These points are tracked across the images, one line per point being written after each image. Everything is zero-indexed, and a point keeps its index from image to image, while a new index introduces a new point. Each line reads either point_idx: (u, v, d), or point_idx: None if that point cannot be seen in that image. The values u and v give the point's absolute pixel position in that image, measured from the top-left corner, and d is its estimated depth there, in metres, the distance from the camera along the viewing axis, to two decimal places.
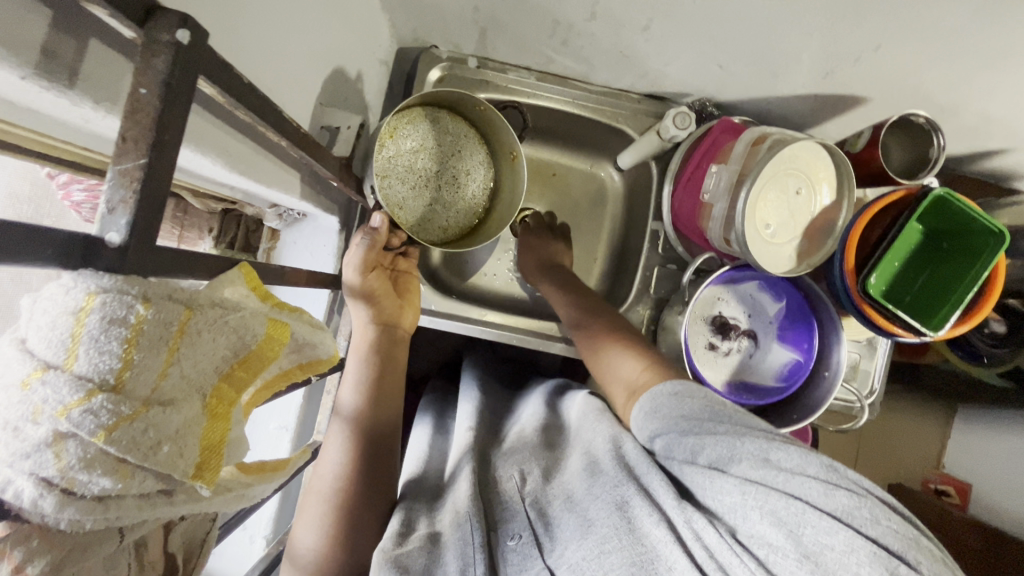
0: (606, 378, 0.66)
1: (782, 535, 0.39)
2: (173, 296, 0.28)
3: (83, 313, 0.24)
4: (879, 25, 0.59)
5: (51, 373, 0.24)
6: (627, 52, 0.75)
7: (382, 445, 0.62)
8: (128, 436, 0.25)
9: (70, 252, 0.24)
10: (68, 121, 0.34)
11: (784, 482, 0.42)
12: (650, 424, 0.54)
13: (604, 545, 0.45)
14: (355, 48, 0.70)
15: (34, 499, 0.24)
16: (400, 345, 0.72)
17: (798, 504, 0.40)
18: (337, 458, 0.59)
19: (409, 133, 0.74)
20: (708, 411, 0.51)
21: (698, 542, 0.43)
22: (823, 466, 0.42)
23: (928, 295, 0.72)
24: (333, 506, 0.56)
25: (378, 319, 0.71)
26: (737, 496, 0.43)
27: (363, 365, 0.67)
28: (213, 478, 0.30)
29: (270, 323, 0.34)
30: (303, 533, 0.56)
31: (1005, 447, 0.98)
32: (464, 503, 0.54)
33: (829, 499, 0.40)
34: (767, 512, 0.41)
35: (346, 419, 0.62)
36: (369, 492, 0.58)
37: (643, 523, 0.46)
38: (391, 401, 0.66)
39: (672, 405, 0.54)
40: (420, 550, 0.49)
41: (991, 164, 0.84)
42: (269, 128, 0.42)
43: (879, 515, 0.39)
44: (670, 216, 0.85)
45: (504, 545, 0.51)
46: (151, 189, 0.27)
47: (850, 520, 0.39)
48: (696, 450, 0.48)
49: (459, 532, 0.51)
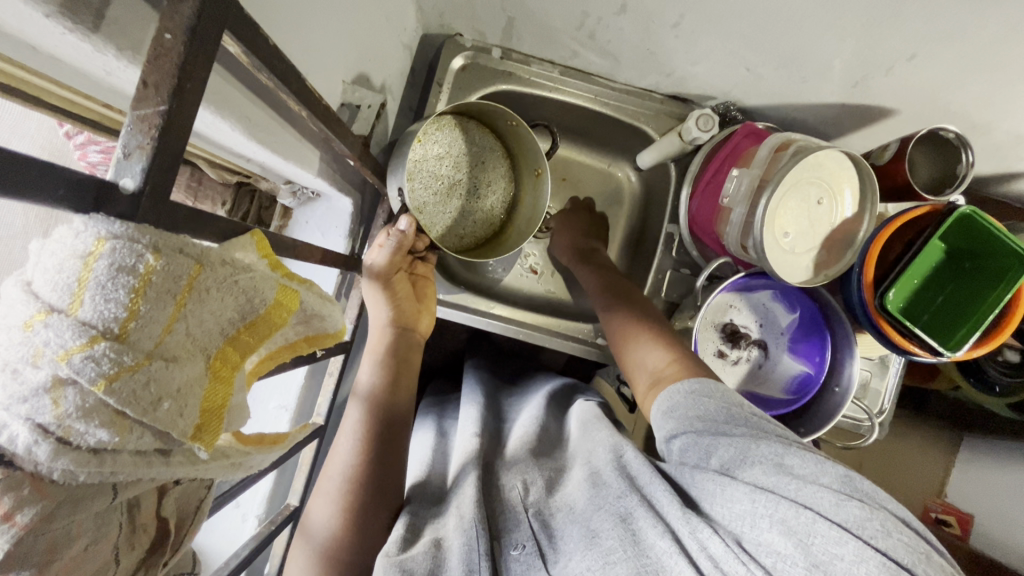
0: (631, 368, 0.65)
1: (792, 543, 0.38)
2: (183, 250, 0.27)
3: (91, 258, 0.23)
4: (915, 36, 0.58)
5: (54, 317, 0.23)
6: (654, 49, 0.74)
7: (398, 430, 0.62)
8: (128, 388, 0.24)
9: (83, 195, 0.23)
10: (89, 72, 0.34)
11: (795, 491, 0.40)
12: (666, 424, 0.53)
13: (609, 556, 0.44)
14: (382, 30, 0.69)
15: (29, 445, 0.23)
16: (416, 349, 0.70)
17: (808, 514, 0.38)
18: (353, 440, 0.59)
19: (437, 139, 0.73)
20: (724, 413, 0.50)
21: (703, 552, 0.42)
22: (840, 477, 0.41)
23: (946, 314, 0.71)
24: (344, 492, 0.56)
25: (397, 320, 0.70)
26: (747, 504, 0.42)
27: (380, 360, 0.66)
28: (212, 442, 0.29)
29: (280, 289, 0.34)
30: (315, 514, 0.56)
31: (1012, 478, 0.96)
32: (470, 507, 0.53)
33: (839, 510, 0.38)
34: (777, 521, 0.39)
35: (364, 401, 0.63)
36: (382, 480, 0.57)
37: (648, 535, 0.45)
38: (409, 393, 0.67)
39: (687, 404, 0.52)
40: (425, 556, 0.48)
41: (1017, 187, 0.82)
42: (290, 97, 0.42)
43: (891, 528, 0.37)
44: (687, 220, 0.84)
45: (507, 555, 0.50)
46: (169, 137, 0.26)
47: (861, 531, 0.37)
48: (711, 451, 0.47)
49: (463, 537, 0.49)
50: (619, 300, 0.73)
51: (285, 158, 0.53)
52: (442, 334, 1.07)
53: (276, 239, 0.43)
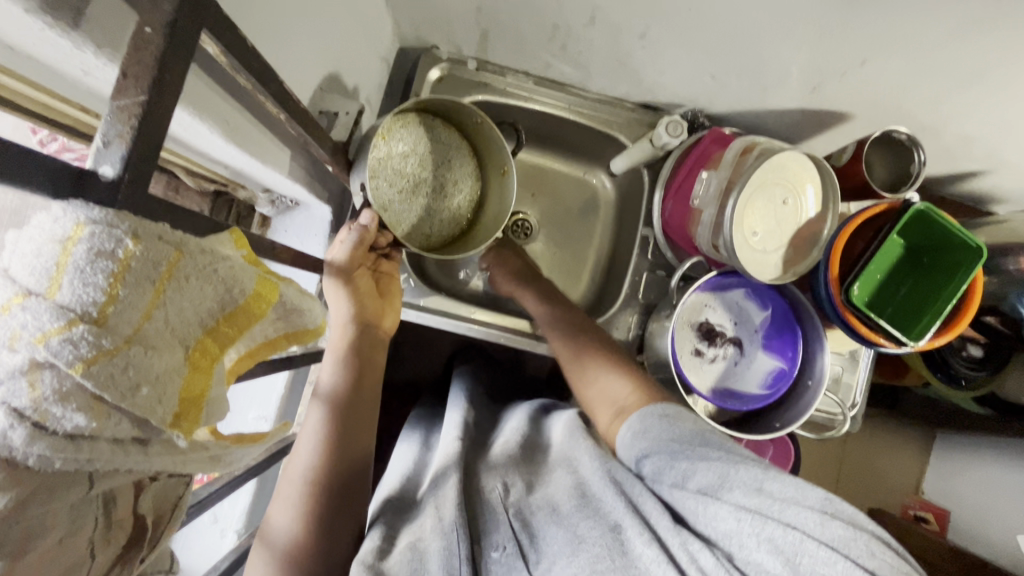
0: (592, 398, 0.66)
1: (780, 563, 0.40)
2: (163, 237, 0.27)
3: (70, 242, 0.23)
4: (864, 42, 0.62)
5: (32, 300, 0.23)
6: (624, 59, 0.77)
7: (361, 435, 0.61)
8: (106, 372, 0.25)
9: (59, 182, 0.24)
10: (67, 73, 0.34)
11: (780, 512, 0.42)
12: (638, 443, 0.55)
13: (595, 564, 0.45)
14: (359, 42, 0.71)
15: (4, 430, 0.23)
16: (378, 347, 0.67)
17: (796, 533, 0.41)
18: (316, 442, 0.58)
19: (402, 136, 0.73)
20: (698, 437, 0.52)
21: (693, 564, 0.43)
22: (819, 499, 0.43)
23: (907, 308, 0.74)
24: (306, 495, 0.55)
25: (358, 317, 0.66)
26: (733, 523, 0.43)
27: (342, 357, 0.62)
28: (190, 430, 0.29)
29: (259, 280, 0.34)
30: (276, 515, 0.55)
31: (985, 473, 1.02)
32: (449, 509, 0.53)
33: (825, 530, 0.41)
34: (765, 540, 0.41)
35: (325, 403, 0.60)
36: (348, 481, 0.57)
37: (635, 544, 0.45)
38: (374, 395, 0.64)
39: (660, 428, 0.54)
40: (402, 563, 0.47)
41: (968, 186, 0.87)
42: (269, 99, 0.43)
43: (875, 548, 0.40)
44: (660, 223, 0.86)
45: (487, 557, 0.49)
46: (149, 128, 0.27)
47: (847, 550, 0.40)
48: (687, 474, 0.49)
49: (442, 540, 0.49)
50: (574, 333, 0.74)
51: (264, 163, 0.53)
52: (424, 345, 1.07)
53: (255, 239, 0.43)
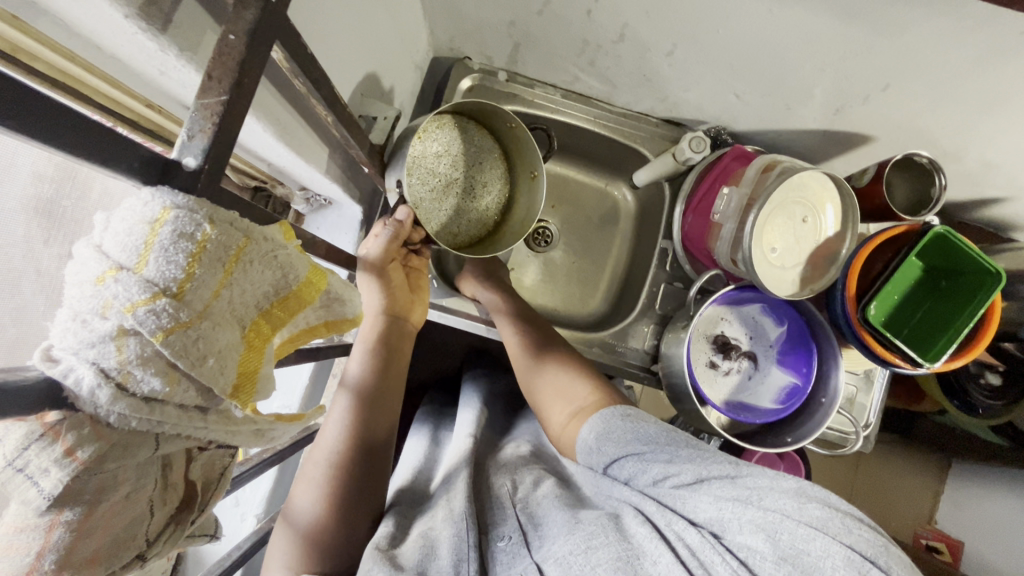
0: (550, 398, 0.67)
1: (762, 539, 0.41)
2: (233, 224, 0.30)
3: (159, 224, 0.26)
4: (887, 66, 0.63)
5: (124, 273, 0.26)
6: (650, 75, 0.79)
7: (381, 424, 0.63)
8: (181, 342, 0.27)
9: (149, 169, 0.27)
10: (145, 72, 0.38)
11: (759, 500, 0.44)
12: (605, 449, 0.55)
13: (591, 540, 0.44)
14: (397, 50, 0.74)
15: (92, 388, 0.25)
16: (406, 340, 0.71)
17: (776, 514, 0.42)
18: (343, 429, 0.59)
19: (437, 137, 0.76)
20: (665, 435, 0.53)
21: (680, 542, 0.44)
22: (793, 487, 0.44)
23: (925, 330, 0.75)
24: (332, 474, 0.57)
25: (388, 309, 0.70)
26: (713, 511, 0.45)
27: (372, 347, 0.66)
28: (247, 402, 0.32)
29: (311, 268, 0.37)
30: (298, 498, 0.57)
31: (1002, 503, 1.00)
32: (458, 503, 0.55)
33: (804, 512, 0.42)
34: (747, 523, 0.43)
35: (352, 392, 0.62)
36: (367, 468, 0.59)
37: (630, 526, 0.46)
38: (398, 381, 0.67)
39: (622, 428, 0.55)
40: (415, 548, 0.49)
41: (989, 212, 0.88)
42: (320, 102, 0.46)
43: (852, 526, 0.41)
44: (680, 236, 0.88)
45: (494, 547, 0.51)
46: (227, 124, 0.29)
47: (826, 529, 0.41)
48: (664, 475, 0.50)
49: (453, 529, 0.51)
50: (541, 333, 0.75)
51: (308, 161, 0.56)
52: (441, 346, 1.09)
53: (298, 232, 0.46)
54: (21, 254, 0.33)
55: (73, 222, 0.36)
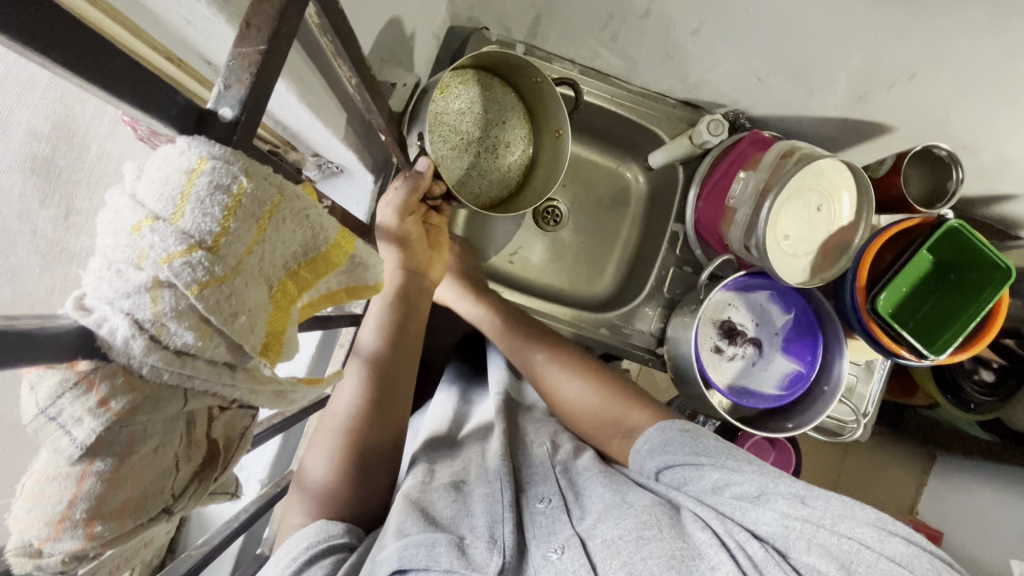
0: (598, 420, 0.68)
1: (836, 566, 0.41)
2: (268, 179, 0.30)
3: (195, 174, 0.25)
4: (918, 53, 0.63)
5: (160, 224, 0.26)
6: (673, 54, 0.78)
7: (398, 391, 0.62)
8: (214, 297, 0.27)
9: (186, 117, 0.26)
10: (170, 21, 0.37)
11: (832, 524, 0.45)
12: (658, 457, 0.56)
13: (643, 531, 0.44)
14: (417, 16, 0.72)
15: (127, 338, 0.25)
16: (425, 296, 0.70)
17: (853, 543, 0.43)
18: (357, 395, 0.59)
19: (459, 93, 0.75)
20: (723, 449, 0.54)
21: (741, 551, 0.43)
22: (871, 517, 0.45)
23: (932, 321, 0.75)
24: (343, 440, 0.57)
25: (407, 265, 0.69)
26: (777, 526, 0.45)
27: (389, 307, 0.64)
28: (275, 359, 0.32)
29: (340, 232, 0.36)
30: (312, 461, 0.57)
31: (985, 496, 1.03)
32: (495, 461, 0.57)
33: (885, 545, 0.43)
34: (816, 545, 0.43)
35: (365, 361, 0.61)
36: (380, 437, 0.59)
37: (688, 526, 0.46)
38: (416, 344, 0.66)
39: (681, 441, 0.56)
40: (448, 502, 0.51)
41: (1000, 209, 0.88)
42: (345, 63, 0.45)
43: (938, 566, 0.42)
44: (692, 221, 0.88)
45: (532, 507, 0.52)
46: (264, 75, 0.28)
47: (910, 567, 0.41)
48: (720, 484, 0.51)
49: (488, 487, 0.53)
50: (568, 348, 0.75)
51: (327, 126, 0.55)
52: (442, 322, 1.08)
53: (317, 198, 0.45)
54: (16, 216, 0.29)
55: (69, 184, 0.32)
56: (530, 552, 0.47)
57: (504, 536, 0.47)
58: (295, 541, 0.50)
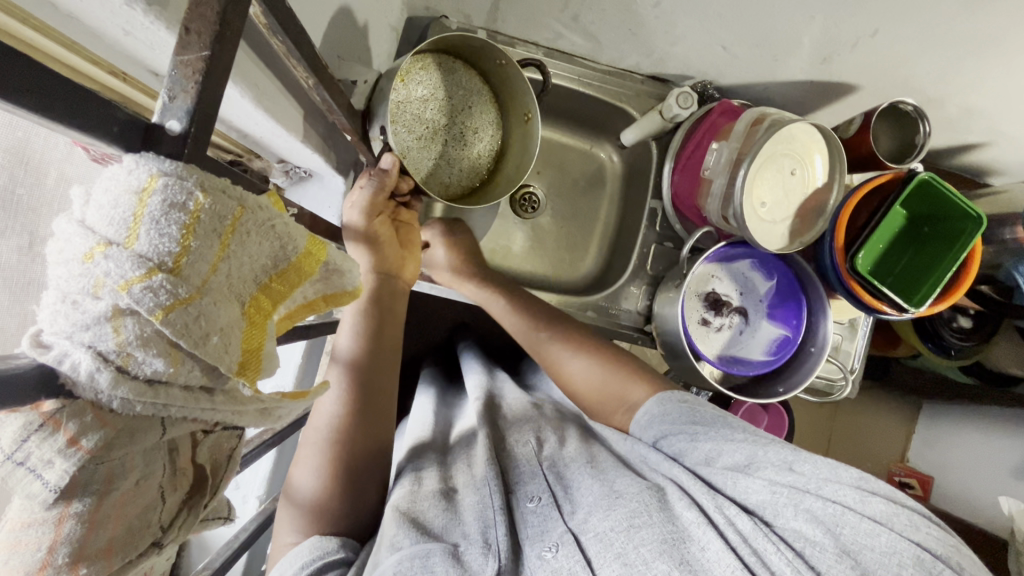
0: (592, 391, 0.69)
1: (822, 531, 0.42)
2: (226, 192, 0.28)
3: (146, 193, 0.24)
4: (878, 9, 0.63)
5: (114, 249, 0.24)
6: (636, 29, 0.77)
7: (379, 393, 0.61)
8: (182, 320, 0.26)
9: (129, 134, 0.25)
10: (106, 33, 0.34)
11: (816, 488, 0.45)
12: (657, 426, 0.58)
13: (633, 519, 0.44)
14: (372, 9, 0.70)
15: (91, 372, 0.24)
16: (400, 298, 0.68)
17: (836, 507, 0.43)
18: (338, 404, 0.58)
19: (421, 79, 0.73)
20: (719, 420, 0.55)
21: (731, 526, 0.43)
22: (856, 478, 0.45)
23: (910, 274, 0.76)
24: (331, 449, 0.56)
25: (379, 267, 0.67)
26: (766, 494, 0.46)
27: (363, 310, 0.63)
28: (255, 378, 0.30)
29: (309, 239, 0.35)
30: (301, 475, 0.56)
31: (970, 438, 1.06)
32: (482, 465, 0.56)
33: (866, 505, 0.43)
34: (802, 511, 0.43)
35: (344, 365, 0.61)
36: (367, 441, 0.58)
37: (676, 506, 0.46)
38: (393, 347, 0.65)
39: (680, 411, 0.57)
40: (438, 509, 0.50)
41: (969, 158, 0.89)
42: (300, 63, 0.43)
43: (920, 522, 0.42)
44: (668, 196, 0.88)
45: (524, 508, 0.51)
46: (211, 83, 0.27)
47: (890, 524, 0.41)
48: (713, 454, 0.51)
49: (477, 495, 0.52)
50: (551, 320, 0.76)
51: (288, 130, 0.53)
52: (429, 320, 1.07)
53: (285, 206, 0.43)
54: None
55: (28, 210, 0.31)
56: (525, 552, 0.47)
57: (498, 541, 0.46)
58: (289, 563, 0.49)
